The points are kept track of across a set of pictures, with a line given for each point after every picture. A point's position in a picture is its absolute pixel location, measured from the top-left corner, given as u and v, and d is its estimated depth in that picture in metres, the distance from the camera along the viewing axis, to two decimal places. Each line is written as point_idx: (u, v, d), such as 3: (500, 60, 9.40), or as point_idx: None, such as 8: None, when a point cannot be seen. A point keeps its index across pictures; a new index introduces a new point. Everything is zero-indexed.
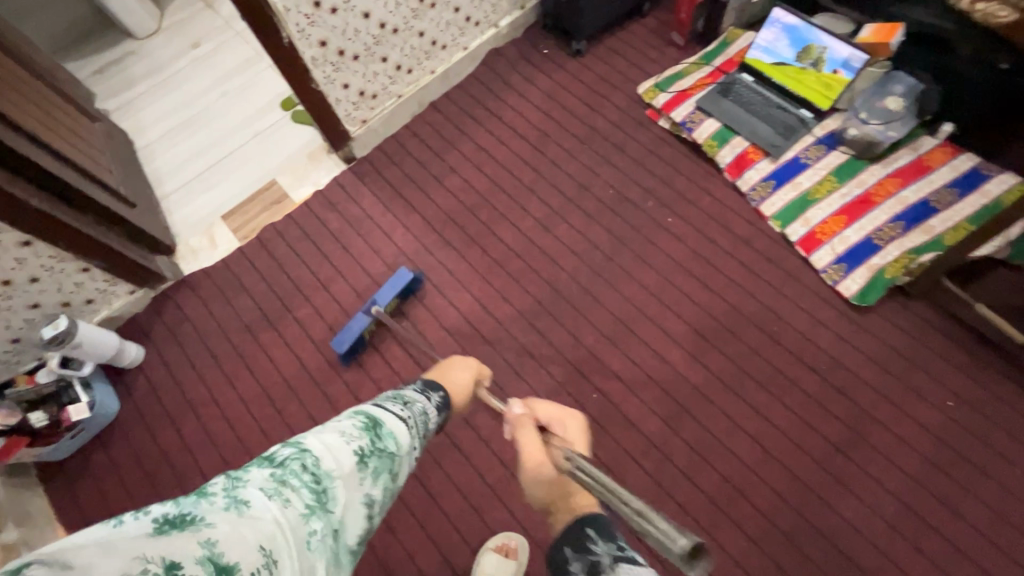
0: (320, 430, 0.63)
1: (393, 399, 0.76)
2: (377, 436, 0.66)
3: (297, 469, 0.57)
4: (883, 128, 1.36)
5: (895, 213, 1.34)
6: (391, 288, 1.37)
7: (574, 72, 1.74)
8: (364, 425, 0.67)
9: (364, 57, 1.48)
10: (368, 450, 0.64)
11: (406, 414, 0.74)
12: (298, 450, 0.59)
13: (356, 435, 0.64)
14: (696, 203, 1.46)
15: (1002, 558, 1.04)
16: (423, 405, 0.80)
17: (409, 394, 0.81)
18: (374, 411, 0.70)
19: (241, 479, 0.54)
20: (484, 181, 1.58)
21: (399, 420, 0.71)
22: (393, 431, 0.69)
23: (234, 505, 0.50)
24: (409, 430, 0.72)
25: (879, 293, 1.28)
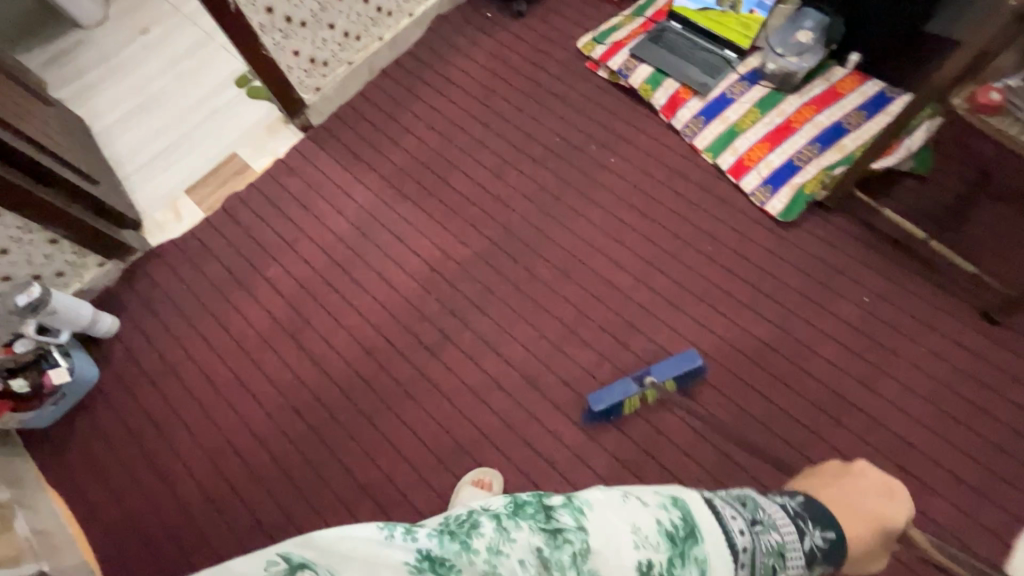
0: (618, 509, 0.63)
1: (739, 509, 0.72)
2: (681, 553, 0.63)
3: (564, 552, 0.59)
4: (798, 60, 1.48)
5: (812, 136, 1.46)
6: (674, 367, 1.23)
7: (516, 32, 1.82)
8: (671, 531, 0.64)
9: (311, 24, 1.54)
10: (658, 567, 0.61)
11: (744, 543, 0.69)
12: (578, 518, 0.62)
13: (654, 542, 0.62)
14: (634, 143, 1.58)
15: (903, 419, 1.21)
16: (781, 532, 0.76)
17: (775, 509, 0.79)
18: (694, 518, 0.66)
19: (507, 540, 0.58)
20: (437, 139, 1.68)
21: (731, 547, 0.67)
22: (707, 556, 0.64)
23: (490, 571, 0.56)
24: (731, 561, 0.66)
25: (801, 208, 1.41)
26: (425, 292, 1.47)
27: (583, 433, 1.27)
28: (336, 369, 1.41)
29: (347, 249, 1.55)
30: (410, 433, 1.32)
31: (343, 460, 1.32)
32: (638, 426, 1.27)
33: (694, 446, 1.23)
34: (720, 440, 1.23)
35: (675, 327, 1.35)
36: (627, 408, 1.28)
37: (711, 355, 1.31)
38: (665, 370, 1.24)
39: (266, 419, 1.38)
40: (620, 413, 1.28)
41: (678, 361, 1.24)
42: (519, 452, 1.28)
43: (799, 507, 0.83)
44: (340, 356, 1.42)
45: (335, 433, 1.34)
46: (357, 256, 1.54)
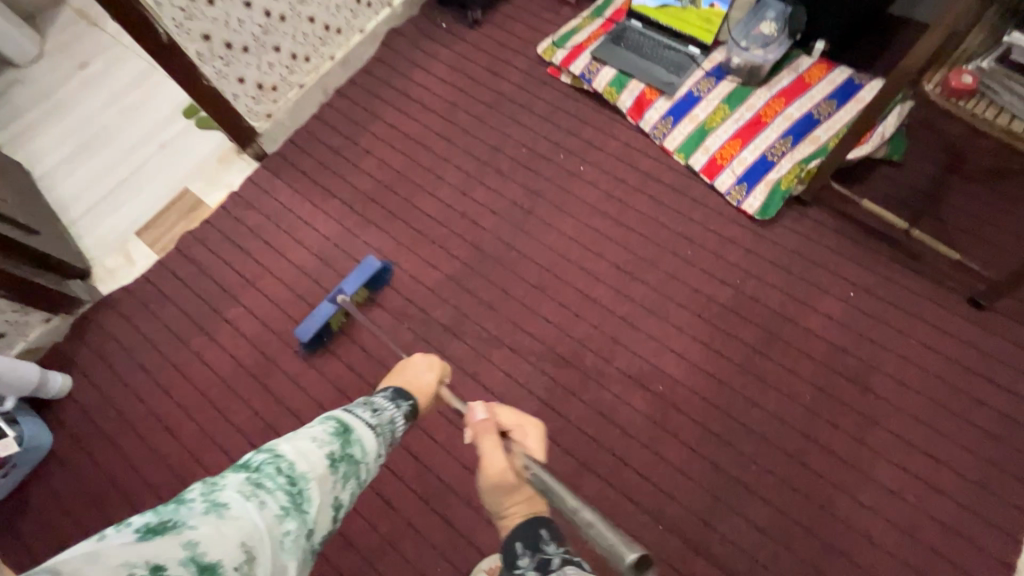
0: (291, 435, 0.65)
1: (360, 408, 0.78)
2: (349, 440, 0.69)
3: (272, 471, 0.59)
4: (763, 52, 1.44)
5: (783, 129, 1.42)
6: (359, 278, 1.37)
7: (473, 40, 1.76)
8: (336, 429, 0.69)
9: (255, 48, 1.46)
10: (339, 454, 0.66)
11: (375, 422, 0.76)
12: (271, 454, 0.61)
13: (328, 439, 0.67)
14: (602, 149, 1.53)
15: (900, 416, 1.17)
16: (390, 413, 0.81)
17: (378, 401, 0.83)
18: (341, 418, 0.72)
19: (218, 485, 0.56)
20: (399, 159, 1.61)
21: (368, 427, 0.74)
22: (361, 437, 0.71)
23: (216, 507, 0.53)
24: (376, 436, 0.74)
25: (778, 204, 1.37)
26: (396, 321, 1.40)
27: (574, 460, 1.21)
28: (308, 411, 1.33)
29: (311, 282, 1.47)
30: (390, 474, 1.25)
31: None
32: (629, 446, 1.21)
33: (689, 464, 1.17)
34: (713, 451, 1.18)
35: (659, 338, 1.29)
36: (616, 427, 1.23)
37: (699, 364, 1.26)
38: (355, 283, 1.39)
39: None
40: (608, 434, 1.22)
41: (361, 271, 1.39)
42: None
43: (393, 396, 0.87)
44: (312, 397, 1.34)
45: None
46: (322, 288, 1.46)
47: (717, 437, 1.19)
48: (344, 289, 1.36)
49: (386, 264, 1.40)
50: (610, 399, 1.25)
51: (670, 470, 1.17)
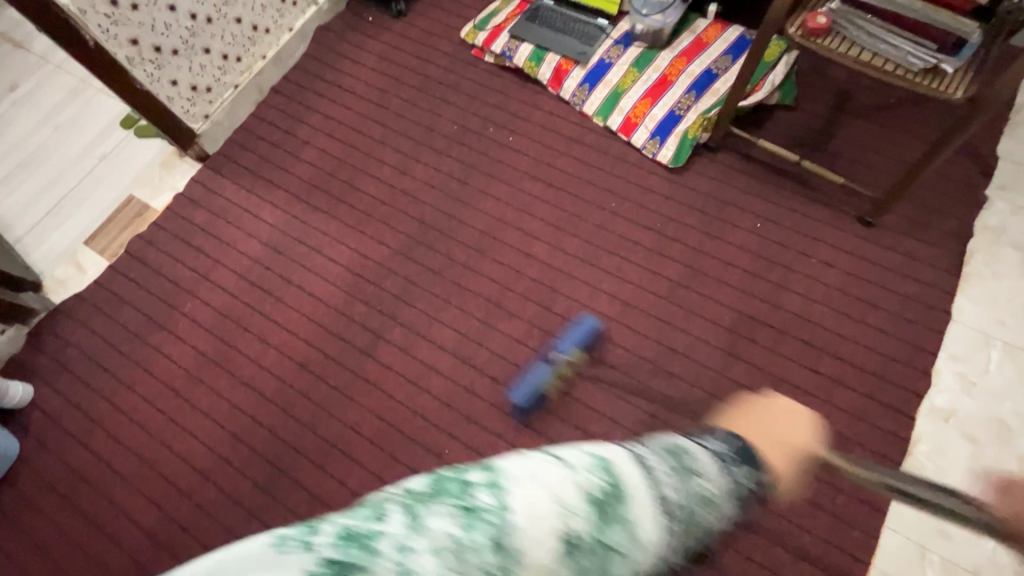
0: (545, 474, 0.45)
1: (640, 458, 0.57)
2: (608, 517, 0.47)
3: (482, 540, 0.40)
4: (661, 17, 1.57)
5: (687, 85, 1.56)
6: (575, 335, 1.31)
7: (400, 31, 1.85)
8: (598, 496, 0.47)
9: (184, 51, 1.51)
10: (585, 541, 0.44)
11: (661, 491, 0.55)
12: (495, 490, 0.43)
13: (577, 508, 0.45)
14: (529, 119, 1.64)
15: (807, 325, 1.32)
16: (701, 479, 0.63)
17: (690, 454, 0.67)
18: (619, 474, 0.51)
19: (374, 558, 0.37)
20: (338, 146, 1.68)
21: (644, 500, 0.51)
22: (629, 515, 0.49)
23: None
24: (654, 520, 0.52)
25: (688, 153, 1.50)
26: (350, 297, 1.47)
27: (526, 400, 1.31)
28: (273, 389, 1.40)
29: (265, 269, 1.53)
30: (355, 436, 1.33)
31: (293, 474, 1.31)
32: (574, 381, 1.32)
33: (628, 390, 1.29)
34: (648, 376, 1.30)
35: (593, 283, 1.41)
36: (561, 365, 1.33)
37: (631, 302, 1.38)
38: (572, 342, 1.32)
39: (208, 452, 1.35)
40: (555, 372, 1.33)
41: (579, 331, 1.32)
42: (466, 430, 1.30)
43: (730, 451, 0.74)
44: (275, 376, 1.41)
45: (281, 451, 1.33)
46: (276, 274, 1.53)
47: (651, 363, 1.31)
48: (561, 349, 1.31)
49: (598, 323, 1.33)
50: (553, 341, 1.36)
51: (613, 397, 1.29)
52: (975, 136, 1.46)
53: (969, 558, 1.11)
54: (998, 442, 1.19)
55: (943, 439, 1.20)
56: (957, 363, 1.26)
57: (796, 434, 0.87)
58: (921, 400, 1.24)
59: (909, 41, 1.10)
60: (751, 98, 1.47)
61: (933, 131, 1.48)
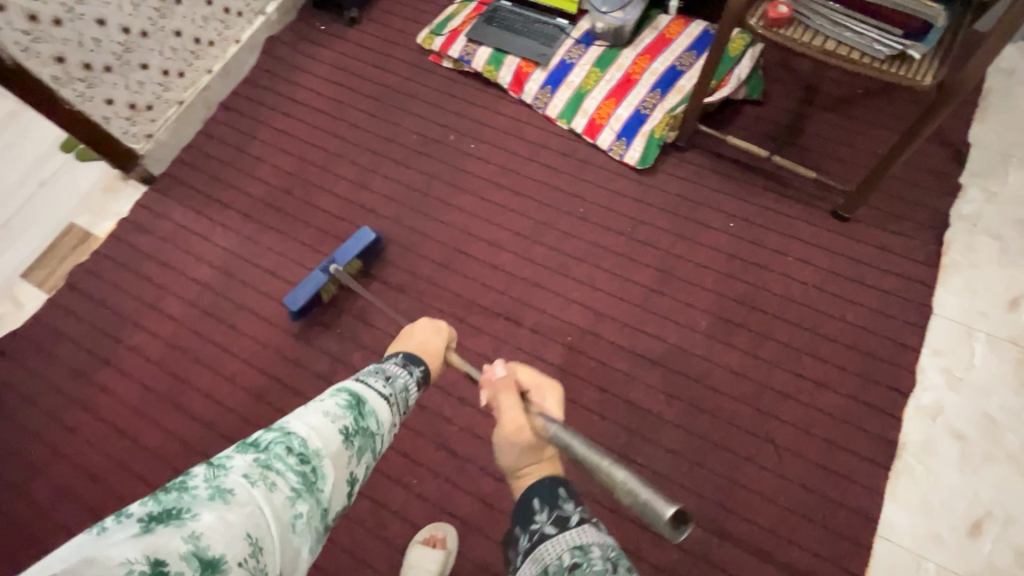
0: (307, 411, 0.70)
1: (373, 376, 0.85)
2: (360, 414, 0.74)
3: (282, 452, 0.63)
4: (621, 14, 1.52)
5: (652, 83, 1.50)
6: (352, 248, 1.35)
7: (355, 39, 1.78)
8: (349, 403, 0.74)
9: (118, 67, 1.42)
10: (353, 429, 0.72)
11: (388, 392, 0.83)
12: (282, 433, 0.66)
13: (341, 413, 0.72)
14: (490, 125, 1.58)
15: (786, 327, 1.27)
16: (402, 380, 0.88)
17: (390, 368, 0.89)
18: (355, 391, 0.78)
19: (223, 470, 0.59)
20: (293, 162, 1.60)
21: (382, 399, 0.80)
22: (374, 409, 0.77)
23: (218, 495, 0.56)
24: (388, 409, 0.81)
25: (655, 153, 1.45)
26: (307, 321, 1.39)
27: (496, 421, 1.25)
28: (228, 424, 1.30)
29: (217, 295, 1.44)
30: None
31: None
32: None
33: (604, 405, 1.23)
34: (623, 388, 1.24)
35: (563, 293, 1.35)
36: None
37: (604, 312, 1.32)
38: (347, 255, 1.36)
39: None
40: None
41: (353, 242, 1.36)
42: (434, 456, 1.23)
43: (408, 360, 0.95)
44: (230, 409, 1.32)
45: None
46: (229, 300, 1.44)
47: (626, 374, 1.25)
48: (336, 261, 1.34)
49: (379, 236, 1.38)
50: (524, 357, 1.29)
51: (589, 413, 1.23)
52: (946, 124, 1.43)
53: (965, 563, 1.06)
54: (988, 438, 1.14)
55: (931, 439, 1.15)
56: (941, 358, 1.21)
57: (508, 422, 1.01)
58: (907, 399, 1.19)
59: (872, 27, 1.06)
60: (719, 91, 1.42)
61: (903, 120, 1.44)
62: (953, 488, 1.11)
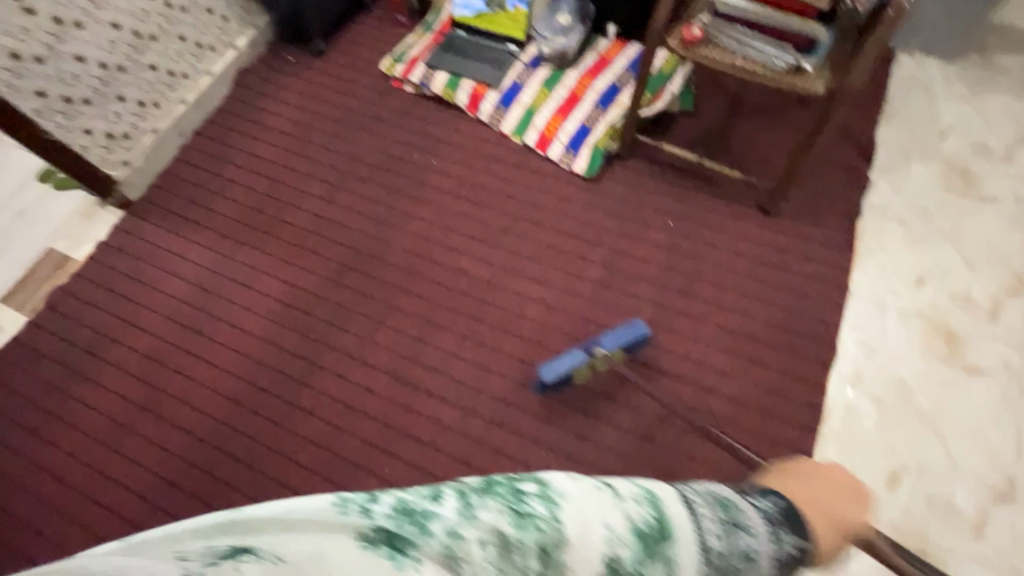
0: (596, 501, 0.62)
1: (712, 510, 0.72)
2: (649, 550, 0.62)
3: (534, 542, 0.55)
4: (564, 40, 1.68)
5: (595, 100, 1.66)
6: (616, 337, 1.30)
7: (321, 68, 1.91)
8: (646, 531, 0.63)
9: (96, 99, 1.52)
10: (625, 567, 0.60)
11: (717, 548, 0.68)
12: (547, 503, 0.59)
13: (624, 541, 0.60)
14: (448, 142, 1.71)
15: (721, 311, 1.40)
16: (750, 539, 0.72)
17: (748, 513, 0.76)
18: (666, 511, 0.66)
19: (468, 519, 0.54)
20: (264, 183, 1.70)
21: (700, 541, 0.67)
22: (675, 555, 0.64)
23: (448, 556, 0.50)
24: (703, 565, 0.66)
25: (600, 162, 1.59)
26: (282, 328, 1.47)
27: (460, 410, 1.34)
28: (207, 429, 1.37)
29: (192, 309, 1.52)
30: (293, 466, 1.31)
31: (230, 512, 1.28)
32: (508, 387, 1.35)
33: (560, 390, 1.34)
34: (578, 374, 1.35)
35: (521, 291, 1.46)
36: (495, 374, 1.37)
37: (558, 306, 1.43)
38: (614, 340, 1.31)
39: (139, 502, 1.31)
40: (489, 381, 1.36)
41: (626, 332, 1.31)
42: (404, 446, 1.31)
43: (778, 512, 0.80)
44: (208, 415, 1.38)
45: (217, 491, 1.30)
46: (206, 312, 1.51)
47: None
48: (602, 344, 1.29)
49: (646, 334, 1.32)
50: (486, 351, 1.39)
51: (564, 408, 1.32)
52: (854, 127, 1.61)
53: (887, 512, 1.18)
54: (902, 400, 1.28)
55: (853, 403, 1.28)
56: (859, 332, 1.35)
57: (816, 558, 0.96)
58: (830, 370, 1.32)
59: (771, 44, 1.22)
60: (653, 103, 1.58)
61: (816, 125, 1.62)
62: (873, 446, 1.24)
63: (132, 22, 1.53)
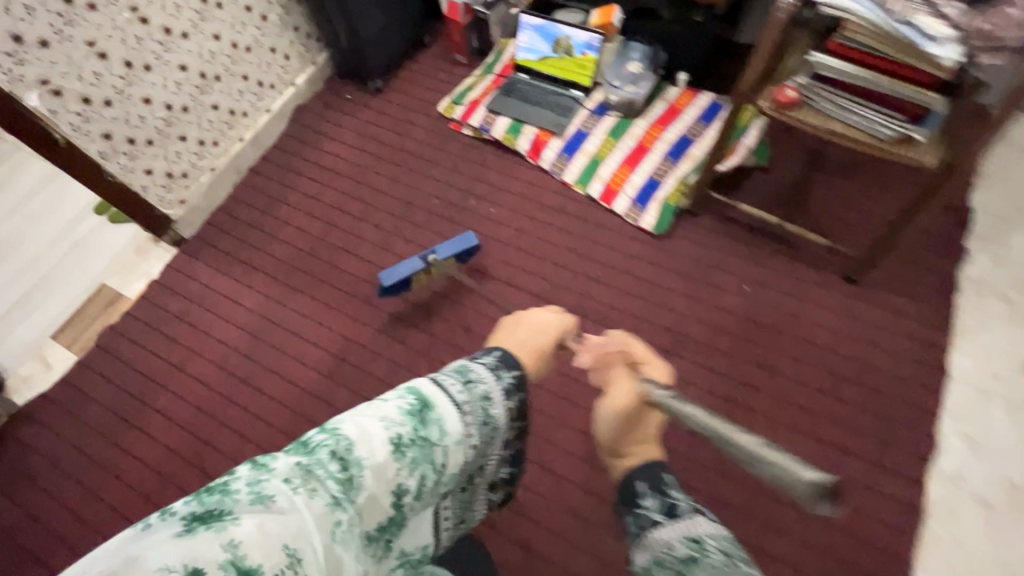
0: (366, 412, 0.69)
1: (451, 376, 0.79)
2: (422, 422, 0.70)
3: (325, 459, 0.63)
4: (634, 89, 1.61)
5: (664, 152, 1.58)
6: (452, 248, 1.45)
7: (378, 107, 1.88)
8: (412, 409, 0.70)
9: (159, 140, 1.50)
10: (408, 439, 0.68)
11: (463, 398, 0.76)
12: (330, 435, 0.65)
13: (399, 421, 0.68)
14: (509, 190, 1.65)
15: (803, 390, 1.29)
16: (484, 383, 0.81)
17: (475, 369, 0.82)
18: (423, 392, 0.73)
19: (265, 472, 0.61)
20: (318, 225, 1.66)
21: (454, 407, 0.74)
22: (440, 416, 0.72)
23: (260, 500, 0.58)
24: (460, 416, 0.74)
25: (670, 218, 1.51)
26: (333, 384, 1.41)
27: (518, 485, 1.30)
28: None
29: (242, 357, 1.47)
30: None
31: None
32: None
33: None
34: None
35: None
36: None
37: None
38: (448, 250, 1.46)
39: None
40: None
41: (458, 242, 1.46)
42: None
43: (496, 360, 0.86)
44: None
45: None
46: (255, 361, 1.47)
47: None
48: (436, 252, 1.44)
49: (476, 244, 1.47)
50: None
51: None
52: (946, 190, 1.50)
53: None
54: (1014, 505, 1.15)
55: (957, 506, 1.16)
56: (962, 422, 1.23)
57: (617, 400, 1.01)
58: (929, 465, 1.20)
59: (875, 112, 1.13)
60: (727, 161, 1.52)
61: (904, 186, 1.51)
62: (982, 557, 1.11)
63: (199, 63, 1.51)
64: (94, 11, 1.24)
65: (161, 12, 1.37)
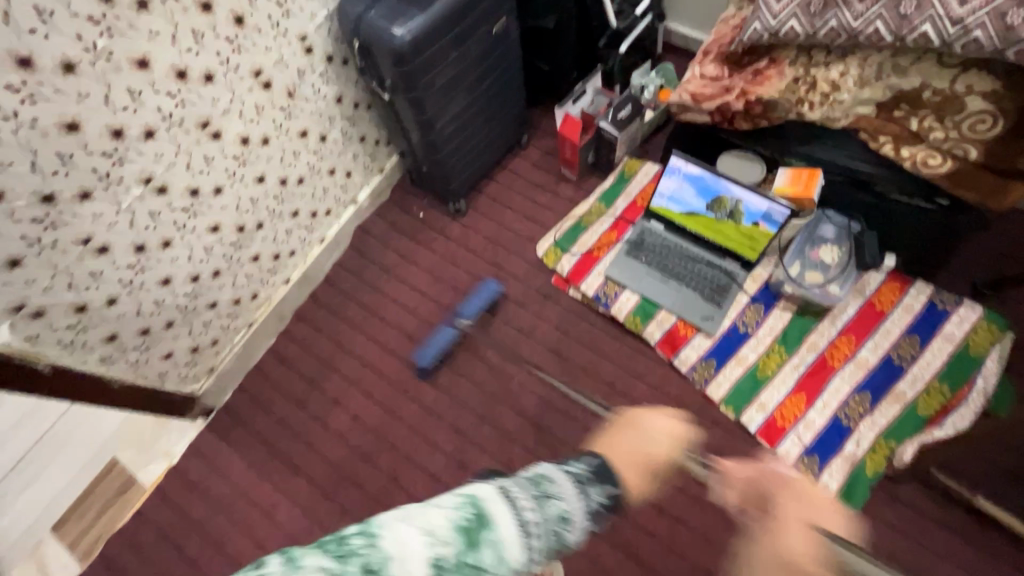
0: (415, 512, 0.50)
1: (527, 484, 0.59)
2: (474, 544, 0.50)
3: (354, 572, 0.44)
4: (823, 285, 1.17)
5: (858, 381, 1.14)
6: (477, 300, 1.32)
7: (458, 237, 1.45)
8: (468, 525, 0.51)
9: (182, 319, 1.13)
10: (451, 567, 0.48)
11: (534, 520, 0.55)
12: (365, 532, 0.47)
13: (447, 537, 0.49)
14: (629, 395, 1.22)
15: None
16: (568, 500, 0.60)
17: (562, 482, 0.62)
18: (488, 503, 0.53)
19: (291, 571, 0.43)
20: (376, 413, 1.29)
21: (520, 528, 0.53)
22: (500, 541, 0.52)
23: None
24: (528, 548, 0.53)
25: (864, 492, 1.07)
26: None
27: None
28: None
29: None
30: None
31: None
32: None
33: None
34: None
35: None
36: None
37: None
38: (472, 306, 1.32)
39: None
40: None
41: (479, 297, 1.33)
42: None
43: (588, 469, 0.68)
44: None
45: None
46: None
47: None
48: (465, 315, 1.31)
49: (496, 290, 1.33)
50: None
51: None
52: None
53: None
54: None
55: None
56: None
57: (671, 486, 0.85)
58: None
59: None
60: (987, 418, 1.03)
61: None
62: None
63: (236, 216, 1.12)
64: (88, 201, 0.86)
65: (185, 173, 0.97)
